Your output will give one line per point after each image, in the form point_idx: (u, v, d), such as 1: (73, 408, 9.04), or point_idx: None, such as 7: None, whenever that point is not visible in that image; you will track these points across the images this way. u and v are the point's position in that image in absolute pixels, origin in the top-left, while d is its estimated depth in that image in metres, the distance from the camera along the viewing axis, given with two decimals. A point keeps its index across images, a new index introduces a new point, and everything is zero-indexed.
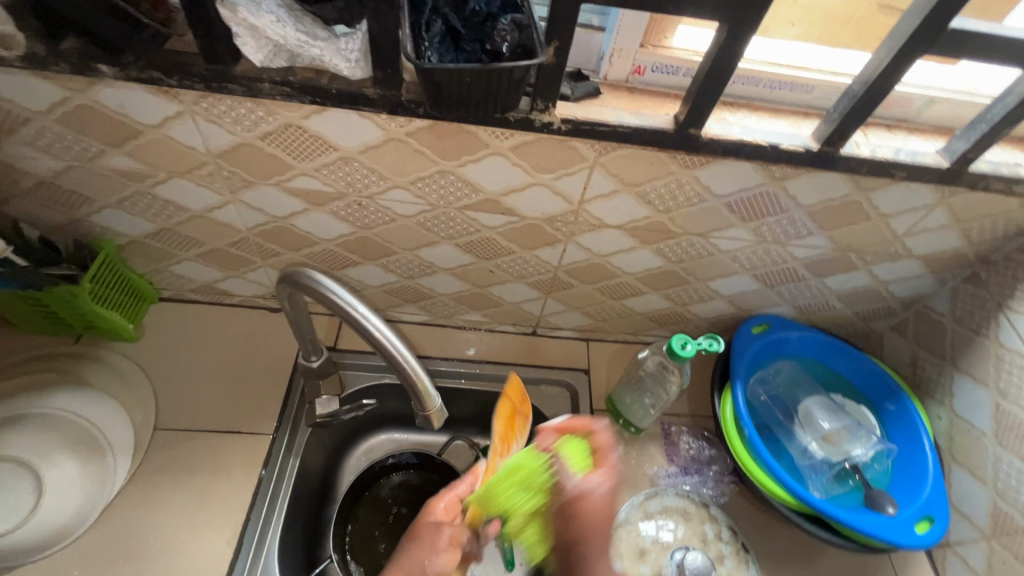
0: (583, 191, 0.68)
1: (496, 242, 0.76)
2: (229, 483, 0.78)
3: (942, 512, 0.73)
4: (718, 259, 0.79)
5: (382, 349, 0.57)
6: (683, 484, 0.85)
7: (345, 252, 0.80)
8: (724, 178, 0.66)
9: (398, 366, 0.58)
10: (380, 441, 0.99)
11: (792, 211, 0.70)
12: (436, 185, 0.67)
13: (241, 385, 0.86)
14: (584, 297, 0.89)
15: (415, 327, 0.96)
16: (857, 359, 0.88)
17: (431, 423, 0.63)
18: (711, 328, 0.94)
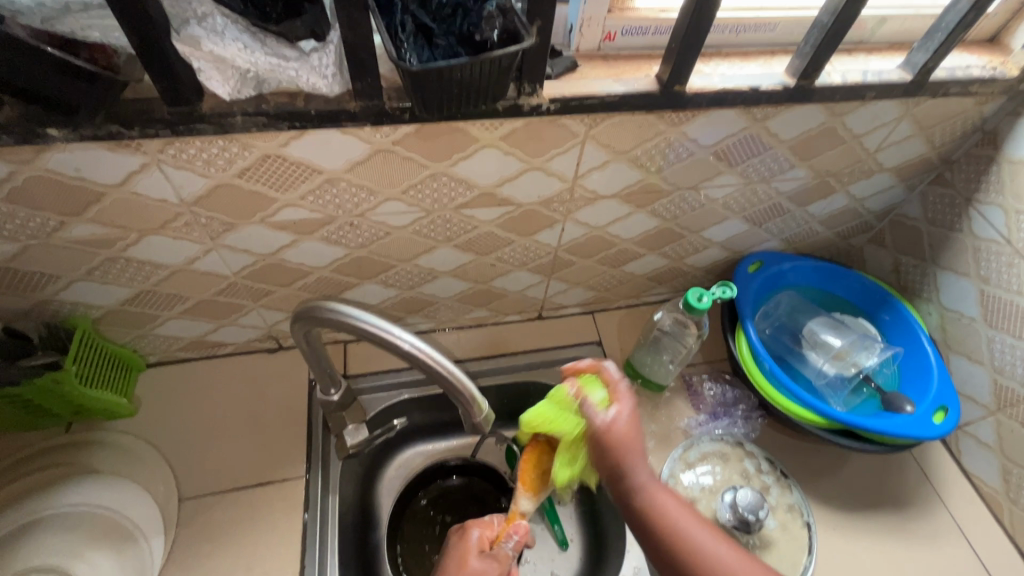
0: (577, 167, 0.67)
1: (494, 235, 0.75)
2: (273, 534, 0.75)
3: (953, 400, 0.78)
4: (710, 208, 0.81)
5: (424, 366, 0.55)
6: (715, 429, 0.88)
7: (341, 276, 0.77)
8: (710, 128, 0.66)
9: (445, 382, 0.56)
10: (408, 457, 0.97)
11: (774, 148, 0.72)
12: (429, 189, 0.65)
13: (258, 434, 0.83)
14: (586, 272, 0.89)
15: (422, 336, 0.94)
16: (849, 277, 0.92)
17: (479, 430, 0.63)
18: (708, 275, 0.97)
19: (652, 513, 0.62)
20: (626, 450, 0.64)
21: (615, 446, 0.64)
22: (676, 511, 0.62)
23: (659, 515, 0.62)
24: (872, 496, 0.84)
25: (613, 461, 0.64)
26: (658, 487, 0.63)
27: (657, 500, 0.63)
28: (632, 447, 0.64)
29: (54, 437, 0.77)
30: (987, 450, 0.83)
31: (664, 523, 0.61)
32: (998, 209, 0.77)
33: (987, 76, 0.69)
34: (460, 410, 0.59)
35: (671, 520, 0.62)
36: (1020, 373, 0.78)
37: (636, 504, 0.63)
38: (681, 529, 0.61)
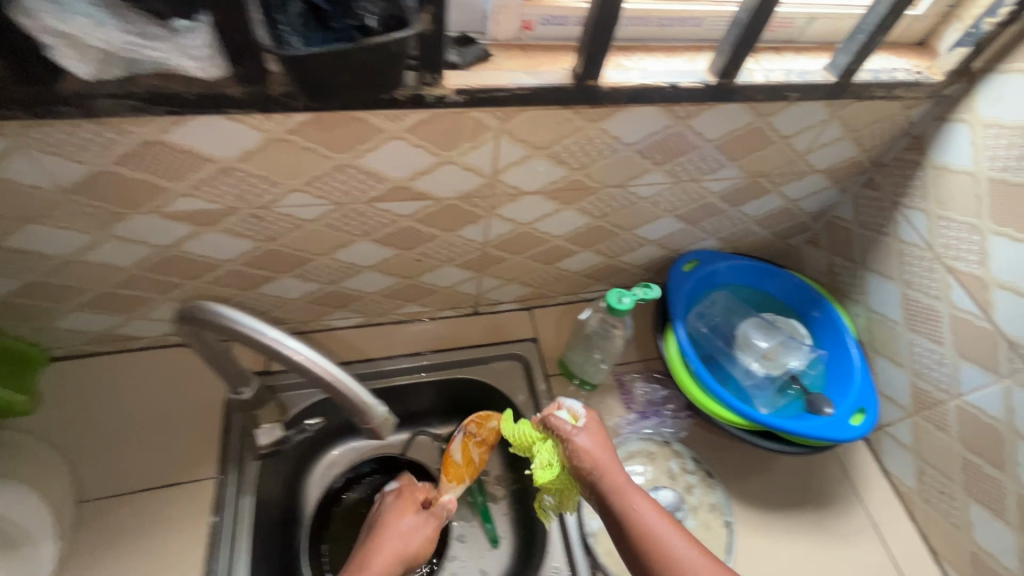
0: (494, 162, 0.64)
1: (415, 229, 0.72)
2: (180, 537, 0.72)
3: (872, 402, 0.79)
4: (641, 206, 0.79)
5: (313, 375, 0.53)
6: (644, 428, 0.88)
7: (253, 270, 0.73)
8: (632, 125, 0.64)
9: (336, 390, 0.54)
10: (340, 454, 0.95)
11: (701, 147, 0.71)
12: (337, 181, 0.62)
13: (170, 432, 0.79)
14: (518, 268, 0.87)
15: (352, 331, 0.92)
16: (781, 277, 0.92)
17: (377, 433, 0.59)
18: (645, 274, 0.96)
19: (635, 528, 0.62)
20: (604, 465, 0.66)
21: (593, 460, 0.67)
22: (656, 522, 0.63)
23: (643, 530, 0.62)
24: (794, 497, 0.85)
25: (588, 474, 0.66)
26: (636, 494, 0.65)
27: (640, 517, 0.63)
28: (611, 459, 0.67)
29: None
30: (904, 450, 0.85)
31: (647, 535, 0.62)
32: (921, 214, 0.78)
33: (911, 79, 0.68)
34: (354, 417, 0.56)
35: (656, 535, 0.62)
36: (937, 376, 0.79)
37: (622, 518, 0.63)
38: (658, 540, 0.61)
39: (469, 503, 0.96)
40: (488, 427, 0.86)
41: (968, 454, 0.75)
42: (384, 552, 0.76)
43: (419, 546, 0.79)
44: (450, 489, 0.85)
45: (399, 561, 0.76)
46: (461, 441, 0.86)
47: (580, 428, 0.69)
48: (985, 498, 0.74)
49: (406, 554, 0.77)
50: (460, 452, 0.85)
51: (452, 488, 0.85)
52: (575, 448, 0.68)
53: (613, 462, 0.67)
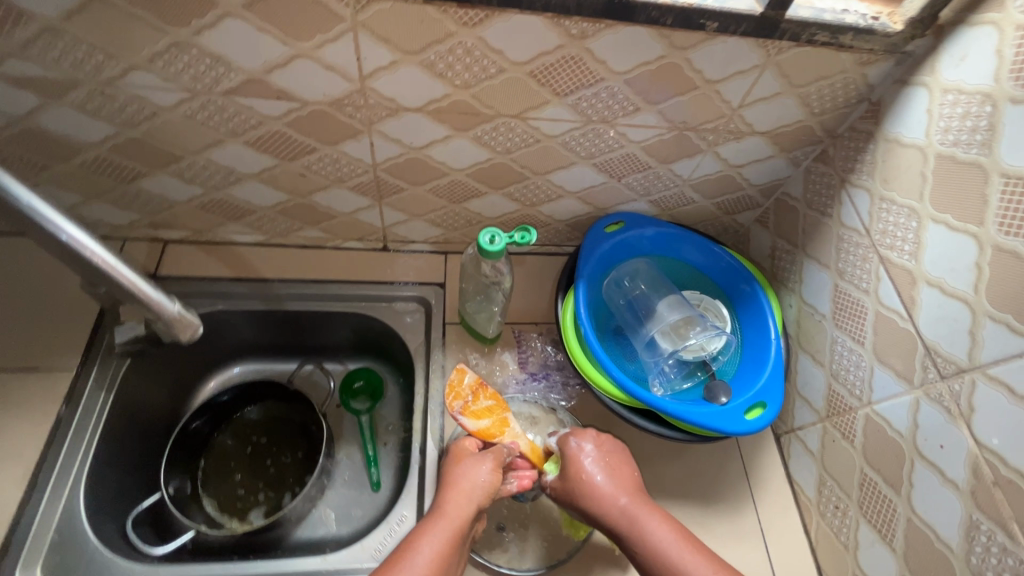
0: (358, 62, 0.58)
1: (289, 136, 0.67)
2: (23, 419, 0.71)
3: (774, 398, 0.71)
4: (549, 146, 0.71)
5: (87, 264, 0.50)
6: (532, 390, 0.82)
7: (123, 159, 0.70)
8: (516, 39, 0.56)
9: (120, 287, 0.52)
10: (238, 372, 0.97)
11: (608, 80, 0.62)
12: (181, 62, 0.56)
13: (41, 318, 0.78)
14: (422, 202, 0.81)
15: (252, 249, 0.88)
16: (712, 250, 0.83)
17: (176, 339, 0.58)
18: (569, 232, 0.89)
19: (647, 555, 0.62)
20: (610, 490, 0.66)
21: (596, 489, 0.66)
22: (671, 545, 0.62)
23: (661, 555, 0.61)
24: (678, 488, 0.78)
25: (590, 505, 0.66)
26: (654, 517, 0.64)
27: (661, 543, 0.62)
28: (614, 481, 0.67)
29: None
30: (810, 457, 0.77)
31: (663, 560, 0.61)
32: (865, 193, 0.68)
33: (861, 25, 0.58)
34: (144, 309, 0.54)
35: (669, 558, 0.61)
36: (852, 381, 0.70)
37: (636, 546, 0.63)
38: (677, 564, 0.60)
39: (354, 441, 0.93)
40: (466, 383, 0.75)
41: (867, 469, 0.67)
42: (455, 496, 0.65)
43: (491, 480, 0.67)
44: (519, 432, 0.73)
45: (472, 503, 0.64)
46: (468, 418, 0.73)
47: (572, 456, 0.69)
48: (876, 519, 0.66)
49: (480, 495, 0.65)
50: (476, 421, 0.72)
51: (513, 432, 0.73)
52: (568, 479, 0.67)
53: (621, 484, 0.66)
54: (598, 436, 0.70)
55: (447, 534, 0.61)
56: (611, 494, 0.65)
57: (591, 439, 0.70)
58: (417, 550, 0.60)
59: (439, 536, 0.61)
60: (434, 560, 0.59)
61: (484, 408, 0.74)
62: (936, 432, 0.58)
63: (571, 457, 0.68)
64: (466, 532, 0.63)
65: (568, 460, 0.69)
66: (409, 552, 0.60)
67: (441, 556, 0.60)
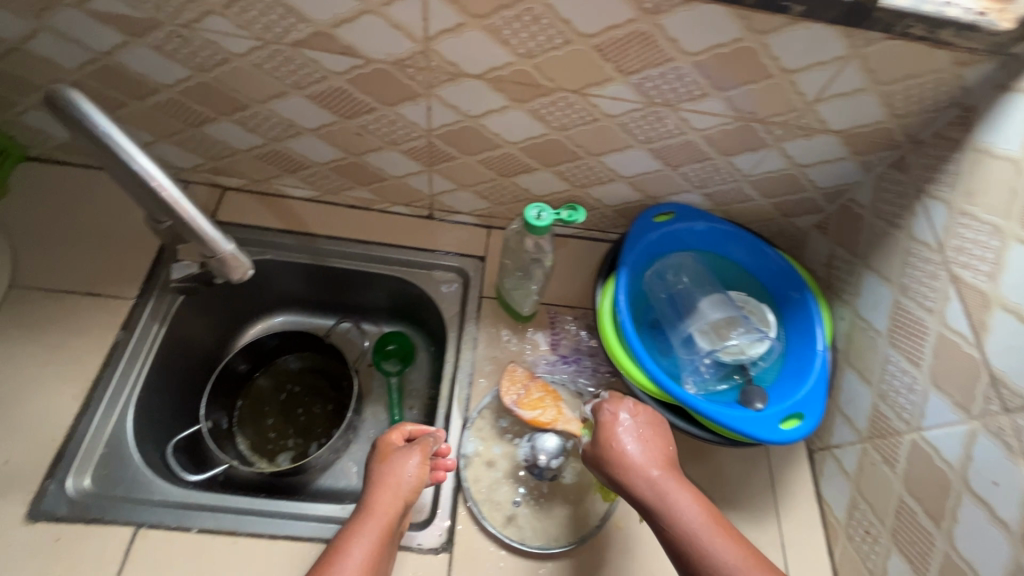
0: (424, 23, 0.57)
1: (349, 93, 0.68)
2: (82, 340, 0.76)
3: (813, 411, 0.68)
4: (606, 126, 0.69)
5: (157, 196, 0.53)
6: (561, 372, 0.81)
7: (192, 103, 0.72)
8: (586, 9, 0.55)
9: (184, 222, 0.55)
10: (279, 322, 1.00)
11: (677, 61, 0.60)
12: (254, 9, 0.58)
13: (106, 248, 0.82)
14: (471, 173, 0.81)
15: (303, 203, 0.91)
16: (764, 252, 0.79)
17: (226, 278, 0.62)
18: (616, 218, 0.87)
19: (672, 529, 0.60)
20: (640, 460, 0.63)
21: (625, 457, 0.64)
22: (696, 520, 0.59)
23: (684, 530, 0.59)
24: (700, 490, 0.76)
25: (618, 473, 0.64)
26: (683, 492, 0.61)
27: (686, 518, 0.60)
28: (646, 452, 0.64)
29: None
30: (844, 478, 0.73)
31: (686, 536, 0.59)
32: (943, 206, 0.63)
33: (965, 20, 0.53)
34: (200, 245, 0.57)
35: (694, 533, 0.59)
36: (902, 404, 0.66)
37: (662, 518, 0.61)
38: (699, 542, 0.58)
39: (381, 400, 0.95)
40: (520, 374, 0.78)
41: (906, 497, 0.63)
42: (381, 494, 0.65)
43: (416, 475, 0.67)
44: (570, 418, 0.75)
45: (399, 499, 0.65)
46: (523, 406, 0.75)
47: (605, 422, 0.67)
48: (910, 551, 0.62)
49: (407, 491, 0.66)
50: (532, 408, 0.75)
51: (565, 416, 0.75)
52: (599, 444, 0.66)
53: (652, 455, 0.64)
54: (635, 404, 0.68)
55: (379, 532, 0.61)
56: (641, 466, 0.63)
57: (628, 408, 0.68)
58: (350, 550, 0.59)
59: (369, 536, 0.60)
60: (364, 561, 0.59)
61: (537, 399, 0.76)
62: (991, 468, 0.54)
63: (605, 424, 0.67)
64: (396, 528, 0.63)
65: (604, 425, 0.67)
66: (346, 547, 0.60)
67: (372, 555, 0.59)
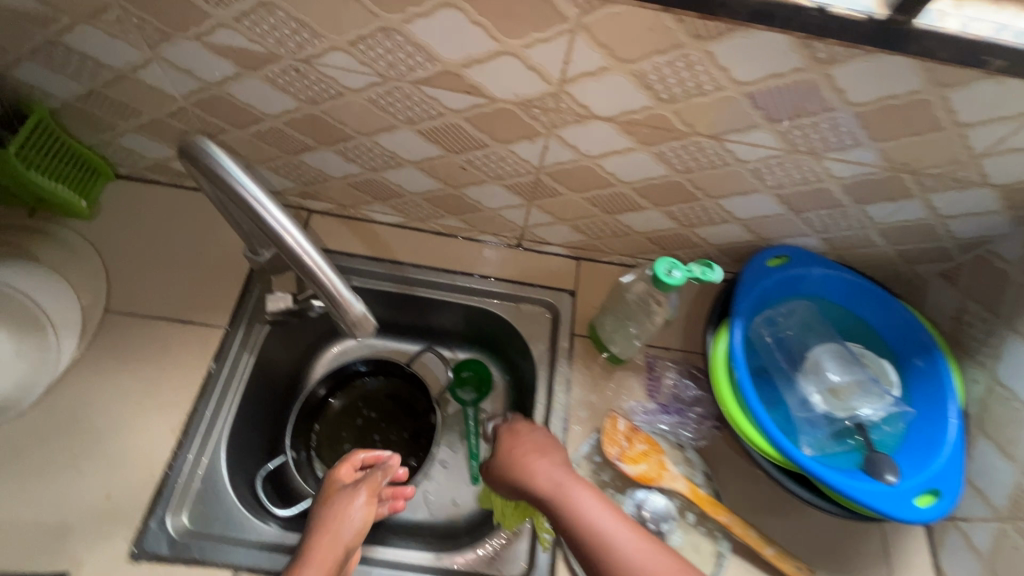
0: (564, 66, 0.53)
1: (463, 130, 0.64)
2: (177, 370, 0.75)
3: (951, 488, 0.64)
4: (735, 171, 0.64)
5: (290, 252, 0.50)
6: (660, 423, 0.77)
7: (295, 133, 0.70)
8: (750, 57, 0.49)
9: (314, 280, 0.52)
10: (354, 345, 0.98)
11: (836, 110, 0.54)
12: (382, 47, 0.54)
13: (197, 274, 0.81)
14: (574, 209, 0.77)
15: (389, 229, 0.88)
16: (889, 306, 0.74)
17: (351, 335, 0.59)
18: (720, 257, 0.82)
19: (583, 536, 0.59)
20: (545, 466, 0.65)
21: (531, 465, 0.65)
22: (604, 521, 0.60)
23: (598, 536, 0.59)
24: (810, 558, 0.72)
25: (527, 483, 0.65)
26: (590, 494, 0.62)
27: (596, 522, 0.60)
28: (548, 461, 0.66)
29: (17, 218, 0.79)
30: (975, 556, 0.68)
31: (600, 542, 0.58)
32: None
33: None
34: (330, 306, 0.54)
35: (604, 537, 0.59)
36: None
37: (572, 527, 0.60)
38: (614, 545, 0.58)
39: (459, 432, 0.93)
40: (620, 428, 0.74)
41: None
42: (323, 536, 0.67)
43: (366, 512, 0.71)
44: (674, 475, 0.71)
45: (342, 539, 0.68)
46: (625, 463, 0.72)
47: (508, 433, 0.71)
48: None
49: (351, 533, 0.68)
50: (634, 465, 0.72)
51: (671, 474, 0.71)
52: (506, 450, 0.69)
53: (564, 467, 0.65)
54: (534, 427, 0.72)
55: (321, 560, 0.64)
56: (550, 470, 0.65)
57: (523, 428, 0.71)
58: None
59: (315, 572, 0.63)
60: None
61: (639, 453, 0.73)
62: None
63: (516, 445, 0.68)
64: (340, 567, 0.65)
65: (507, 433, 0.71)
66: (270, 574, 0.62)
67: None
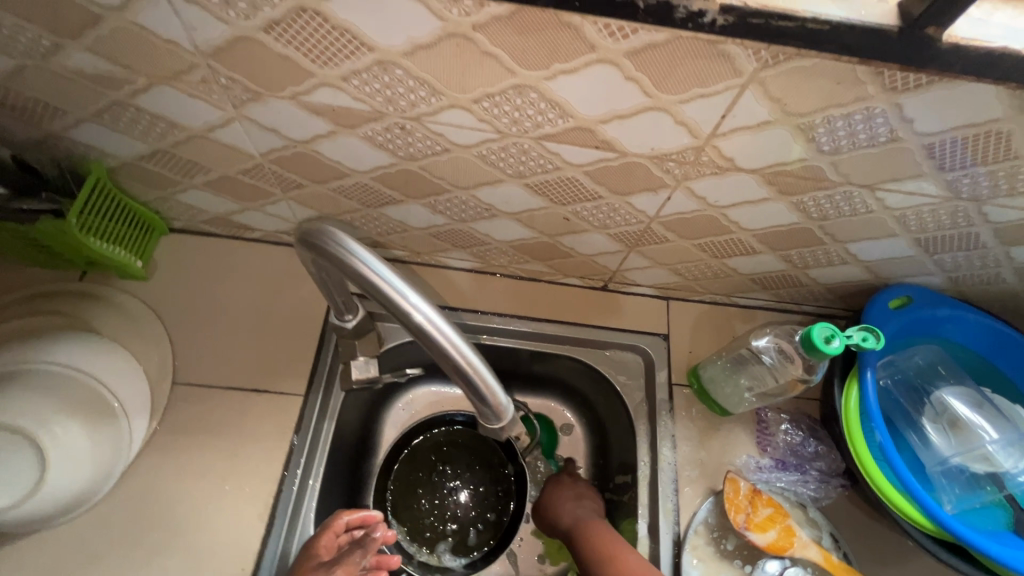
0: (720, 120, 0.47)
1: (579, 183, 0.58)
2: (258, 446, 0.69)
3: None
4: (878, 218, 0.59)
5: (436, 349, 0.43)
6: (778, 481, 0.72)
7: (382, 188, 0.63)
8: (945, 107, 0.44)
9: (464, 379, 0.44)
10: (421, 394, 0.90)
11: (1020, 159, 0.49)
12: (510, 105, 0.48)
13: (266, 336, 0.74)
14: (678, 254, 0.71)
15: (465, 275, 0.81)
16: (1023, 349, 0.69)
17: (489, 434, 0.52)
18: (828, 296, 0.76)
19: None
20: (586, 522, 0.71)
21: (573, 519, 0.72)
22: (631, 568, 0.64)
23: None
24: None
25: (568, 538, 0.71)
26: (621, 545, 0.67)
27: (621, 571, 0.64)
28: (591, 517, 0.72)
29: (68, 283, 0.72)
30: None
31: None
32: None
33: None
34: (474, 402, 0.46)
35: None
36: None
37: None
38: None
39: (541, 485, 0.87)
40: (742, 491, 0.69)
41: None
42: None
43: None
44: (808, 543, 0.66)
45: None
46: (754, 530, 0.67)
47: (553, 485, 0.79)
48: None
49: None
50: (765, 533, 0.67)
51: (802, 540, 0.66)
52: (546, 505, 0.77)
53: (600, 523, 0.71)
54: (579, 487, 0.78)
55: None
56: (574, 509, 0.74)
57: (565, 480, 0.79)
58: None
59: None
60: None
61: (766, 518, 0.68)
62: None
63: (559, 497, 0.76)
64: None
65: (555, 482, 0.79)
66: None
67: None
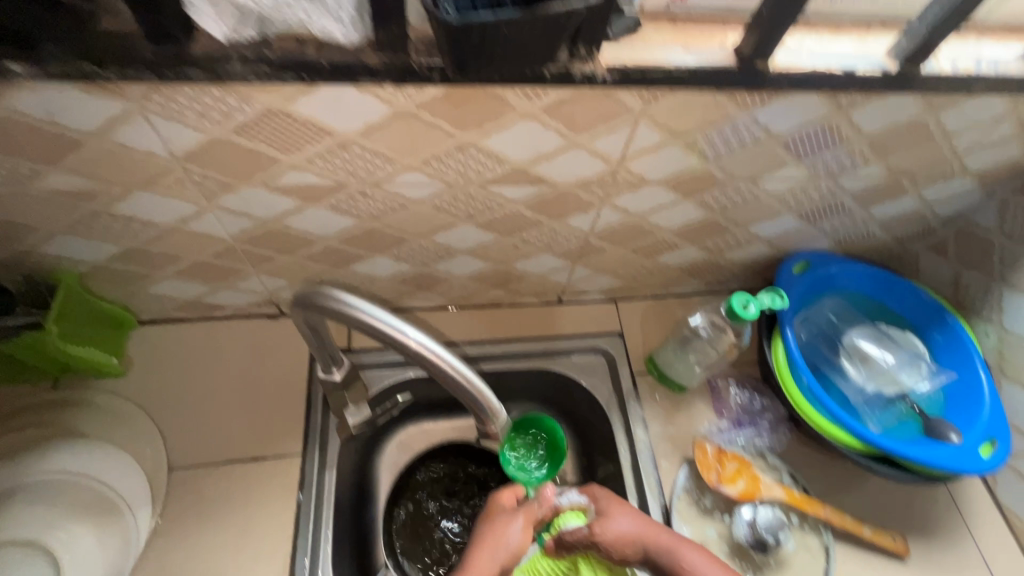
0: (624, 148, 0.58)
1: (522, 216, 0.67)
2: (264, 512, 0.71)
3: (1004, 432, 0.73)
4: (765, 202, 0.72)
5: (433, 366, 0.50)
6: (738, 438, 0.82)
7: (350, 248, 0.70)
8: (786, 113, 0.57)
9: (458, 385, 0.52)
10: (410, 434, 0.91)
11: (851, 142, 0.63)
12: (453, 161, 0.57)
13: (254, 406, 0.78)
14: (616, 260, 0.82)
15: (433, 313, 0.88)
16: (903, 287, 0.85)
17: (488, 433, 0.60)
18: (745, 272, 0.89)
19: None
20: (657, 535, 0.65)
21: (637, 534, 0.65)
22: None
23: None
24: (900, 525, 0.79)
25: (629, 553, 0.65)
26: (689, 549, 0.64)
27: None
28: (649, 525, 0.66)
29: (42, 393, 0.73)
30: None
31: None
32: None
33: None
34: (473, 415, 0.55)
35: None
36: None
37: None
38: None
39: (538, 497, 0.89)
40: (709, 452, 0.79)
41: None
42: (482, 552, 0.66)
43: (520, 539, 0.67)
44: (772, 484, 0.77)
45: (495, 562, 0.65)
46: (725, 484, 0.77)
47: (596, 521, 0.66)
48: None
49: (507, 553, 0.65)
50: (737, 485, 0.77)
51: (766, 483, 0.77)
52: (606, 537, 0.65)
53: (660, 532, 0.65)
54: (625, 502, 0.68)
55: None
56: (626, 529, 0.65)
57: (596, 496, 0.69)
58: None
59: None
60: None
61: (733, 471, 0.78)
62: None
63: (609, 517, 0.66)
64: None
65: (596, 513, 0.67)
66: None
67: None
